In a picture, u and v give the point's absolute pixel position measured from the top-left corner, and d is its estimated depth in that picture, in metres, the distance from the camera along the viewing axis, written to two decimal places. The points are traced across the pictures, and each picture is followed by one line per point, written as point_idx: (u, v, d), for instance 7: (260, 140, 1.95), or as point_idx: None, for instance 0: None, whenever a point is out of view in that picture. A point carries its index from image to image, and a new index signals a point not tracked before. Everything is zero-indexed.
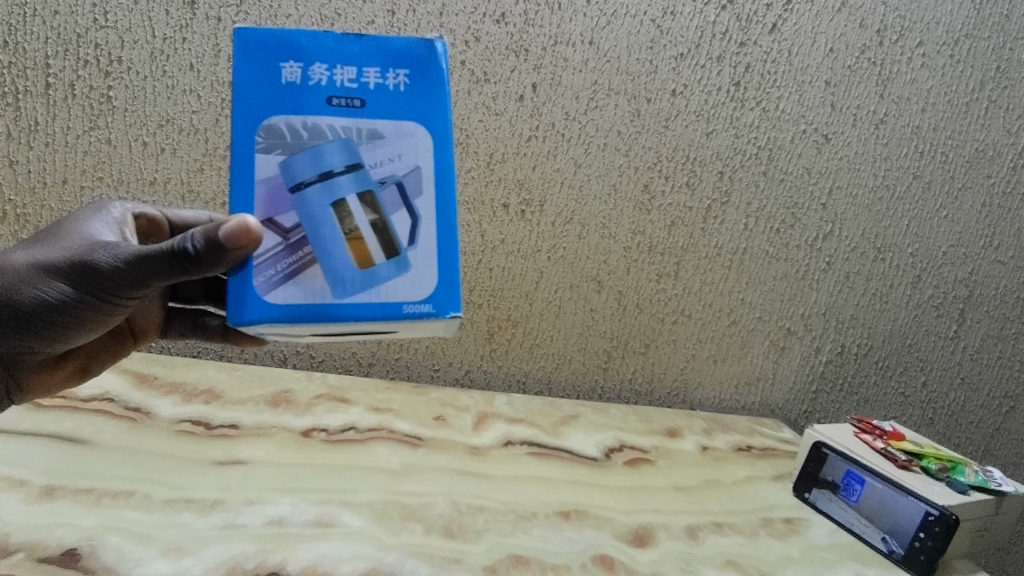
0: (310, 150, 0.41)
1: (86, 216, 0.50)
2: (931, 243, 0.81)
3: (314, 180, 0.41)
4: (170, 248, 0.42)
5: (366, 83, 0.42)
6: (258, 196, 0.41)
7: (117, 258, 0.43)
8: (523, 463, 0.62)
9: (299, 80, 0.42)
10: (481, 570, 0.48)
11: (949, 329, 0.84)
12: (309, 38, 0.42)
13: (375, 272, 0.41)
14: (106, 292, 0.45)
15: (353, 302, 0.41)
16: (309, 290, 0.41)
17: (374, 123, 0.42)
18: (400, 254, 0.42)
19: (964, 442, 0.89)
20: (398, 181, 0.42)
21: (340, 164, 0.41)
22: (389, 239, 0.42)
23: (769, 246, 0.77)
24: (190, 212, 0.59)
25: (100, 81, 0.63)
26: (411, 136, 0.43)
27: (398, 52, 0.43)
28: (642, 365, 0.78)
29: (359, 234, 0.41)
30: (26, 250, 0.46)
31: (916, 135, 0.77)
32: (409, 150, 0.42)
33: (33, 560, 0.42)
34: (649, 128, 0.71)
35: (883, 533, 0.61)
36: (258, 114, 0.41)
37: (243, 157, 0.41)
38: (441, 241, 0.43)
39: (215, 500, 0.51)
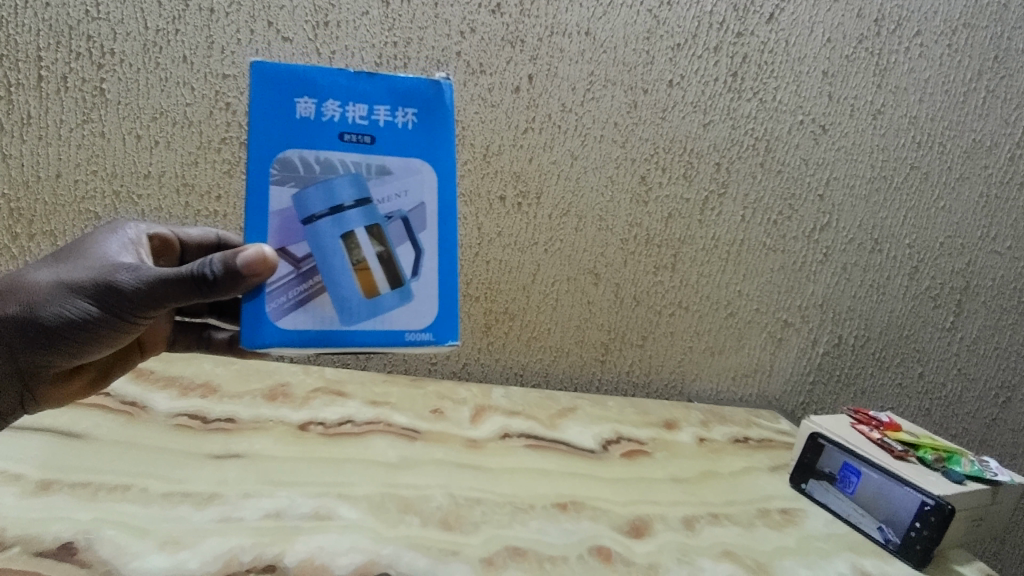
0: (321, 183, 0.45)
1: (103, 235, 0.51)
2: (929, 233, 0.81)
3: (325, 213, 0.45)
4: (190, 272, 0.45)
5: (376, 121, 0.47)
6: (273, 225, 0.45)
7: (137, 279, 0.46)
8: (520, 455, 0.62)
9: (313, 116, 0.46)
10: (479, 561, 0.48)
11: (947, 320, 0.84)
12: (324, 76, 0.46)
13: (380, 301, 0.46)
14: (122, 311, 0.46)
15: (359, 328, 0.46)
16: (319, 316, 0.45)
17: (381, 159, 0.46)
18: (403, 285, 0.47)
19: (961, 432, 0.89)
20: (403, 217, 0.47)
21: (349, 199, 0.45)
22: (393, 270, 0.47)
23: (766, 237, 0.77)
24: (196, 229, 0.60)
25: (93, 74, 0.62)
26: (415, 172, 0.47)
27: (406, 93, 0.47)
28: (640, 357, 0.78)
29: (367, 265, 0.46)
30: (49, 267, 0.48)
31: (914, 125, 0.77)
32: (413, 186, 0.47)
33: (29, 554, 0.42)
34: (646, 120, 0.71)
35: (879, 522, 0.61)
36: (274, 146, 0.45)
37: (260, 187, 0.45)
38: (440, 272, 0.48)
39: (212, 493, 0.51)
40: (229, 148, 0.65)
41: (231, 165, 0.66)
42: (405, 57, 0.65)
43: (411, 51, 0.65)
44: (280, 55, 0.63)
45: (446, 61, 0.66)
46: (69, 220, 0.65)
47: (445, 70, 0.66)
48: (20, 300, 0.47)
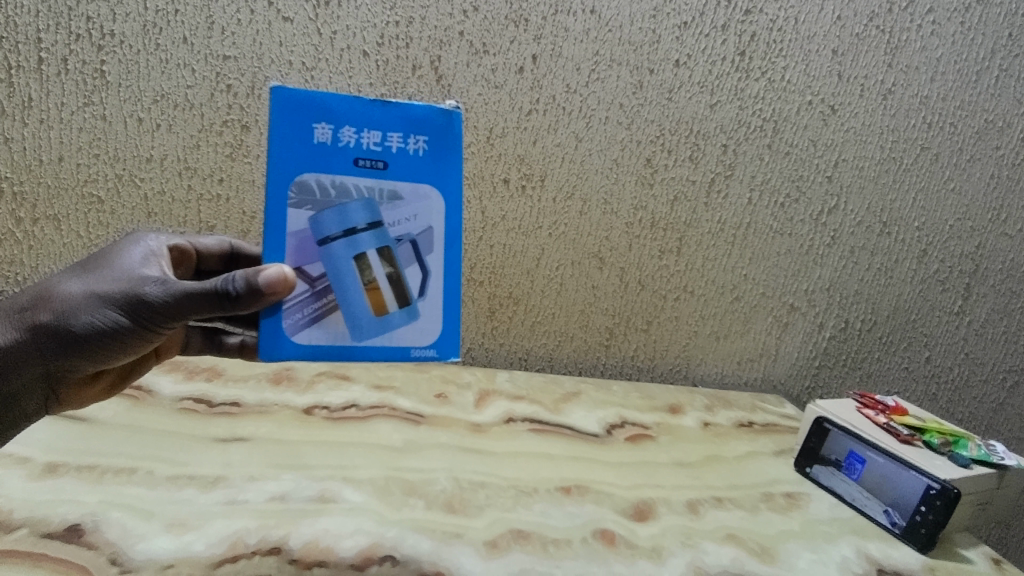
0: (335, 206, 0.45)
1: (126, 245, 0.52)
2: (938, 216, 0.80)
3: (338, 236, 0.45)
4: (213, 287, 0.44)
5: (389, 147, 0.47)
6: (290, 245, 0.45)
7: (162, 293, 0.45)
8: (524, 439, 0.62)
9: (329, 141, 0.46)
10: (483, 544, 0.48)
11: (955, 304, 0.83)
12: (340, 102, 0.46)
13: (389, 319, 0.47)
14: (145, 323, 0.46)
15: (368, 344, 0.47)
16: (331, 332, 0.46)
17: (392, 184, 0.46)
18: (411, 305, 0.48)
19: (968, 417, 0.88)
20: (412, 240, 0.47)
21: (362, 222, 0.46)
22: (401, 290, 0.47)
23: (773, 221, 0.76)
24: (212, 238, 0.60)
25: (93, 56, 0.62)
26: (423, 199, 0.47)
27: (418, 120, 0.47)
28: (645, 342, 0.78)
29: (377, 285, 0.46)
30: (77, 279, 0.49)
31: (924, 105, 0.76)
32: (423, 210, 0.47)
33: (36, 536, 0.43)
34: (652, 101, 0.70)
35: (885, 505, 0.60)
36: (291, 171, 0.45)
37: (277, 211, 0.45)
38: (446, 292, 0.49)
39: (217, 476, 0.51)
40: (230, 131, 0.65)
41: (233, 148, 0.65)
42: (407, 37, 0.64)
43: (413, 31, 0.64)
44: (281, 35, 0.63)
45: (449, 41, 0.65)
46: (73, 205, 0.65)
47: (448, 50, 0.65)
48: (49, 309, 0.47)
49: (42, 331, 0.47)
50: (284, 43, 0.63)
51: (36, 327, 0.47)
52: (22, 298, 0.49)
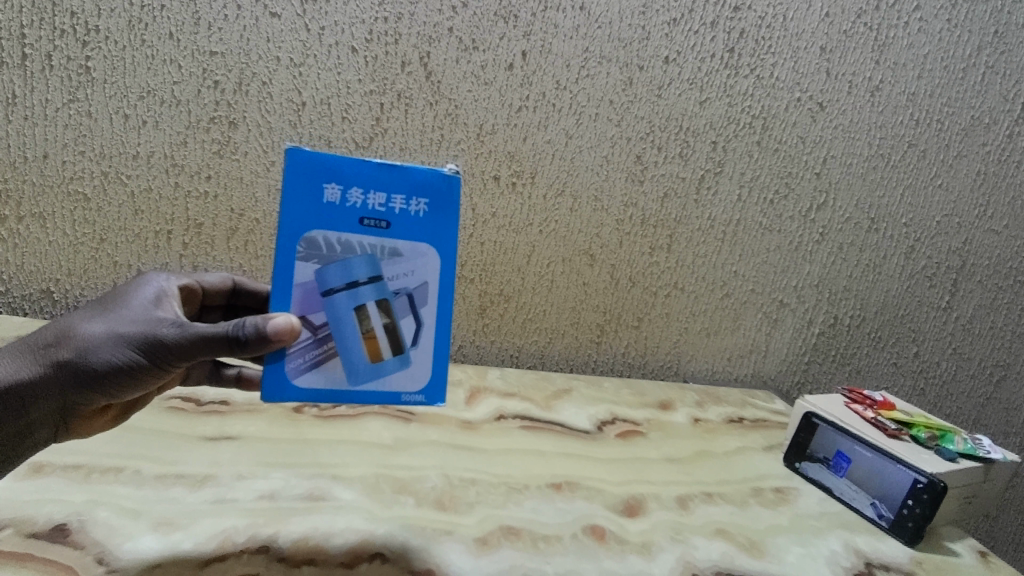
0: (340, 260, 0.45)
1: (142, 285, 0.50)
2: (925, 212, 0.80)
3: (340, 287, 0.45)
4: (223, 332, 0.42)
5: (392, 208, 0.46)
6: (295, 296, 0.45)
7: (175, 336, 0.43)
8: (515, 436, 0.62)
9: (337, 201, 0.45)
10: (473, 540, 0.48)
11: (943, 299, 0.84)
12: (351, 165, 0.45)
13: (383, 365, 0.47)
14: (139, 365, 0.43)
15: (363, 389, 0.47)
16: (329, 375, 0.46)
17: (393, 241, 0.46)
18: (404, 352, 0.47)
19: (955, 411, 0.89)
20: (409, 293, 0.47)
21: (364, 275, 0.46)
22: (396, 337, 0.47)
23: (763, 217, 0.76)
24: (214, 274, 0.59)
25: (78, 51, 0.61)
26: (421, 258, 0.47)
27: (422, 182, 0.46)
28: (635, 339, 0.78)
29: (375, 334, 0.46)
30: (93, 315, 0.46)
31: (912, 102, 0.76)
32: (420, 266, 0.47)
33: (21, 535, 0.42)
34: (642, 97, 0.70)
35: (873, 498, 0.61)
36: (299, 228, 0.44)
37: (284, 266, 0.44)
38: (439, 341, 0.48)
39: (206, 474, 0.50)
40: (218, 128, 0.64)
41: (220, 145, 0.65)
42: (395, 34, 0.64)
43: (402, 27, 0.64)
44: (268, 31, 0.62)
45: (438, 38, 0.64)
46: (58, 202, 0.64)
47: (437, 47, 0.65)
48: (59, 346, 0.44)
49: (47, 368, 0.43)
50: (271, 39, 0.62)
51: (44, 364, 0.44)
52: (38, 336, 0.45)
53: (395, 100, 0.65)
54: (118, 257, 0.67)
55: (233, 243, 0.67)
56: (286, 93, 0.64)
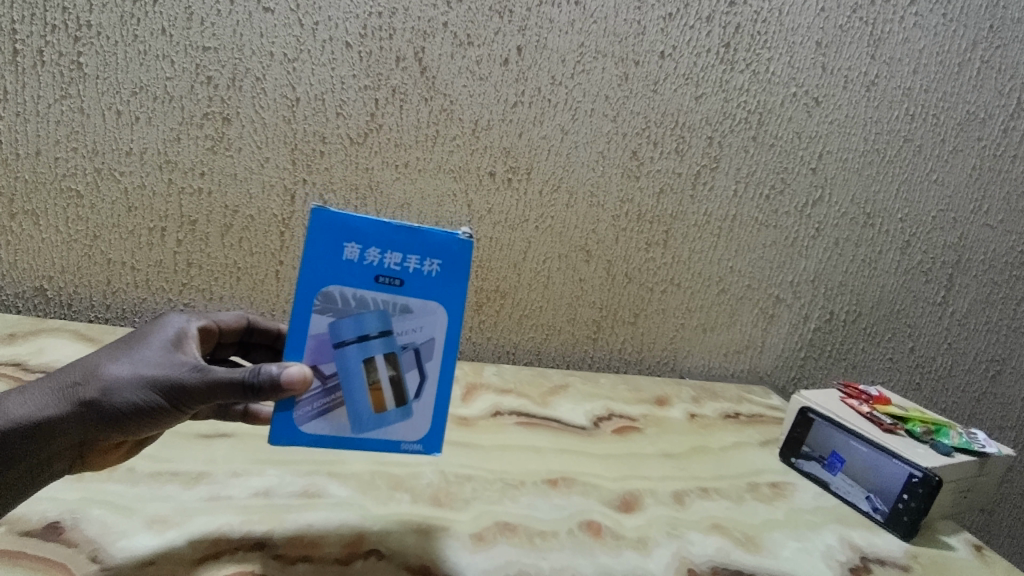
0: (353, 313, 0.45)
1: (164, 324, 0.48)
2: (921, 207, 0.80)
3: (351, 340, 0.45)
4: (243, 379, 0.40)
5: (406, 267, 0.46)
6: (309, 346, 0.44)
7: (196, 380, 0.41)
8: (511, 433, 0.62)
9: (355, 260, 0.45)
10: (469, 536, 0.48)
11: (938, 294, 0.84)
12: (370, 224, 0.45)
13: (385, 416, 0.46)
14: (162, 409, 0.41)
15: (367, 437, 0.46)
16: (335, 424, 0.45)
17: (404, 298, 0.46)
18: (406, 404, 0.47)
19: (950, 406, 0.90)
20: (415, 347, 0.46)
21: (375, 329, 0.45)
22: (401, 389, 0.46)
23: (759, 213, 0.76)
24: (228, 313, 0.57)
25: (69, 47, 0.60)
26: (429, 314, 0.47)
27: (436, 243, 0.46)
28: (632, 335, 0.78)
29: (381, 385, 0.46)
30: (119, 354, 0.43)
31: (908, 97, 0.76)
32: (428, 322, 0.47)
33: (15, 533, 0.42)
34: (638, 93, 0.69)
35: (868, 492, 0.61)
36: (317, 283, 0.44)
37: (300, 319, 0.44)
38: (441, 395, 0.48)
39: (201, 472, 0.50)
40: (211, 124, 0.64)
41: (214, 141, 0.64)
42: (390, 28, 0.63)
43: (396, 22, 0.63)
44: (262, 26, 0.62)
45: (433, 32, 0.64)
46: (51, 199, 0.64)
47: (431, 41, 0.64)
48: (85, 385, 0.41)
49: (72, 407, 0.40)
50: (265, 34, 0.62)
51: (70, 404, 0.40)
52: (62, 373, 0.42)
53: (390, 96, 0.65)
54: (111, 255, 0.66)
55: (227, 240, 0.67)
56: (280, 89, 0.64)
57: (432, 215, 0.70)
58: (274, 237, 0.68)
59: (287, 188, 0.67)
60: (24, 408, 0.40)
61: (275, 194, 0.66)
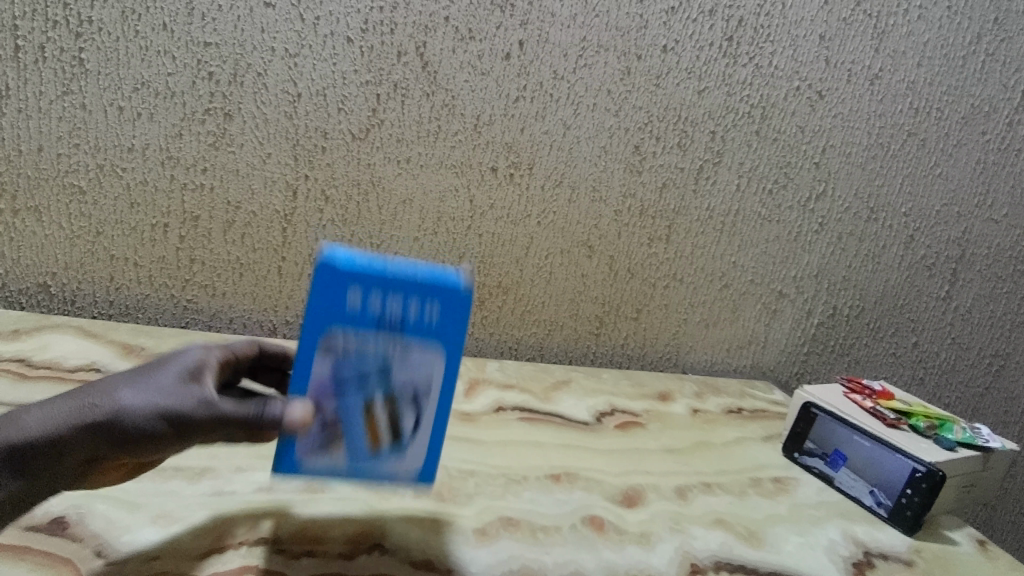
0: (354, 355, 0.43)
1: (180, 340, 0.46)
2: (925, 201, 0.80)
3: (351, 379, 0.43)
4: (253, 415, 0.41)
5: (404, 317, 0.42)
6: (310, 384, 0.43)
7: (208, 412, 0.40)
8: (513, 428, 0.62)
9: (356, 306, 0.42)
10: (473, 531, 0.48)
11: (942, 289, 0.84)
12: (375, 272, 0.42)
13: (382, 451, 0.45)
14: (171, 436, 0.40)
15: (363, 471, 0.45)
16: (333, 459, 0.44)
17: (405, 342, 0.43)
18: (400, 442, 0.45)
19: (954, 401, 0.90)
20: (415, 389, 0.44)
21: (376, 369, 0.43)
22: (396, 428, 0.45)
23: (762, 207, 0.76)
24: None
25: (71, 43, 0.60)
26: (430, 358, 0.44)
27: (439, 288, 0.43)
28: (634, 330, 0.78)
29: (377, 425, 0.44)
30: (132, 374, 0.42)
31: (911, 90, 0.76)
32: (428, 364, 0.44)
33: (19, 528, 0.42)
34: (640, 87, 0.69)
35: (872, 486, 0.61)
36: (317, 327, 0.42)
37: (303, 357, 0.43)
38: (436, 432, 0.46)
39: (204, 467, 0.50)
40: (213, 120, 0.64)
41: (216, 137, 0.64)
42: (391, 23, 0.63)
43: (397, 16, 0.63)
44: (263, 21, 0.62)
45: (434, 27, 0.64)
46: (54, 195, 0.64)
47: (432, 36, 0.64)
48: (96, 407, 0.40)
49: (82, 429, 0.39)
50: (266, 30, 0.62)
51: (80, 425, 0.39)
52: (78, 390, 0.41)
53: (391, 91, 0.65)
54: (115, 251, 0.66)
55: (229, 236, 0.67)
56: (282, 84, 0.63)
57: (435, 210, 0.69)
58: (277, 233, 0.68)
59: (289, 184, 0.66)
60: (37, 423, 0.39)
61: (277, 189, 0.66)
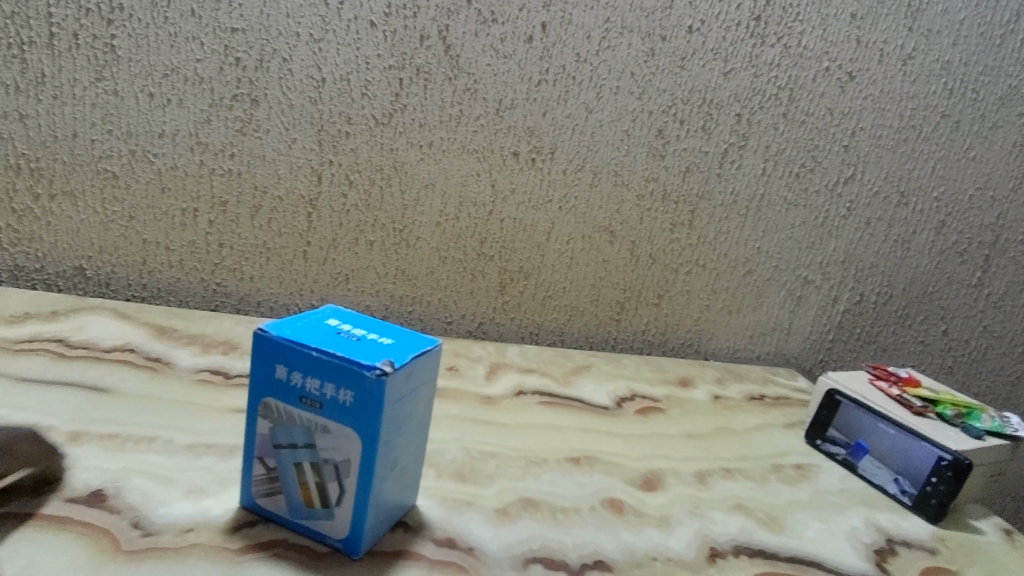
0: (284, 424, 0.42)
1: None
2: (958, 185, 0.78)
3: (284, 445, 0.42)
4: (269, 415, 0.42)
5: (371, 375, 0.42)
6: None
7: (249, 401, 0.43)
8: (534, 411, 0.63)
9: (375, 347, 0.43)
10: (493, 511, 0.49)
11: (973, 276, 0.82)
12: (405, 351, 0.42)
13: (312, 511, 0.43)
14: None
15: (298, 523, 0.44)
16: (274, 506, 0.44)
17: (323, 419, 0.41)
18: (327, 506, 0.42)
19: (984, 390, 0.88)
20: (335, 463, 0.41)
21: (302, 439, 0.42)
22: (324, 493, 0.42)
23: (788, 192, 0.75)
24: None
25: (103, 30, 0.61)
26: (345, 438, 0.40)
27: (348, 370, 0.39)
28: (656, 317, 0.78)
29: (310, 486, 0.42)
30: None
31: (946, 70, 0.73)
32: (345, 444, 0.40)
33: (60, 500, 0.43)
34: (664, 69, 0.68)
35: (896, 474, 0.60)
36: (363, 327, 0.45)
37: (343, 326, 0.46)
38: (360, 509, 0.41)
39: (234, 445, 0.52)
40: (240, 105, 0.65)
41: (243, 122, 0.65)
42: (414, 7, 0.63)
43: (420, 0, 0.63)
44: (288, 7, 0.62)
45: (457, 10, 0.64)
46: (88, 180, 0.66)
47: (455, 19, 0.64)
48: None
49: None
50: (291, 15, 0.62)
51: None
52: None
53: (414, 76, 0.65)
54: (146, 235, 0.68)
55: (256, 220, 0.68)
56: (307, 69, 0.64)
57: (457, 195, 0.70)
58: (302, 218, 0.69)
59: (314, 169, 0.67)
60: None
61: (302, 174, 0.67)
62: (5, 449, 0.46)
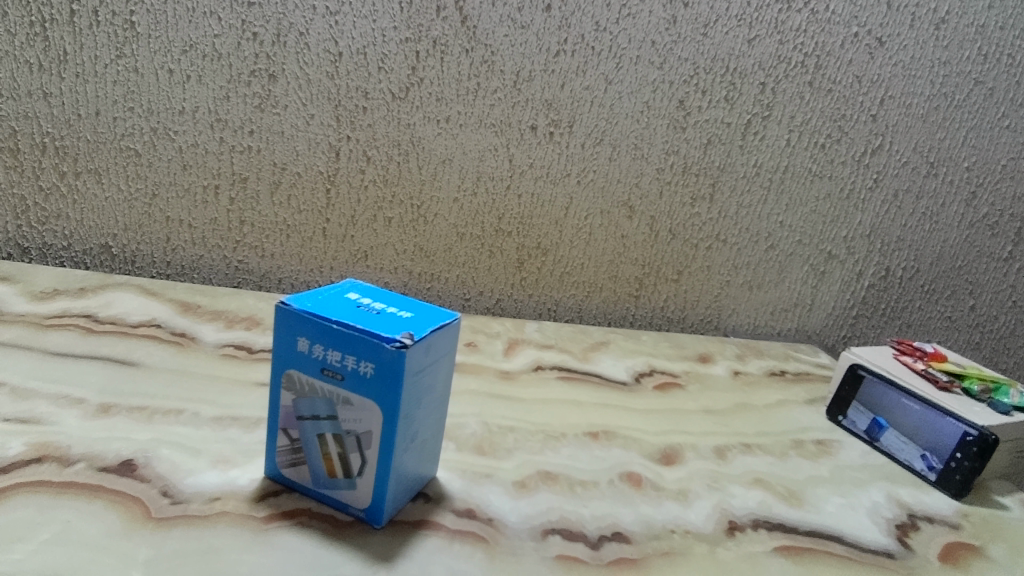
0: (307, 395, 0.43)
1: None
2: (991, 155, 0.75)
3: (307, 417, 0.43)
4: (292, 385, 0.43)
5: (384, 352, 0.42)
6: None
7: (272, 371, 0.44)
8: (552, 387, 0.63)
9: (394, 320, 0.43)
10: (512, 483, 0.50)
11: (1005, 249, 0.80)
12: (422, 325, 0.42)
13: (335, 481, 0.43)
14: None
15: (322, 493, 0.44)
16: (298, 476, 0.45)
17: (345, 391, 0.41)
18: (349, 477, 0.43)
19: (1013, 366, 0.86)
20: (357, 435, 0.42)
21: (325, 410, 0.42)
22: (346, 464, 0.43)
23: (813, 163, 0.73)
24: None
25: (122, 6, 0.62)
26: (366, 409, 0.41)
27: (367, 342, 0.40)
28: (675, 292, 0.77)
29: (332, 457, 0.43)
30: None
31: (981, 35, 0.71)
32: (367, 416, 0.41)
33: (93, 469, 0.44)
34: (686, 37, 0.67)
35: (922, 449, 0.59)
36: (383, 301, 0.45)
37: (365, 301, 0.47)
38: (381, 479, 0.42)
39: (259, 418, 0.53)
40: (258, 81, 0.65)
41: (261, 99, 0.65)
42: None
43: None
44: None
45: None
46: (112, 158, 0.67)
47: None
48: None
49: None
50: None
51: None
52: None
53: (430, 48, 0.65)
54: (169, 213, 0.69)
55: (276, 197, 0.69)
56: (324, 43, 0.64)
57: (474, 170, 0.69)
58: (321, 194, 0.69)
59: (332, 146, 0.67)
60: None
61: (320, 150, 0.67)
62: (37, 420, 0.48)
